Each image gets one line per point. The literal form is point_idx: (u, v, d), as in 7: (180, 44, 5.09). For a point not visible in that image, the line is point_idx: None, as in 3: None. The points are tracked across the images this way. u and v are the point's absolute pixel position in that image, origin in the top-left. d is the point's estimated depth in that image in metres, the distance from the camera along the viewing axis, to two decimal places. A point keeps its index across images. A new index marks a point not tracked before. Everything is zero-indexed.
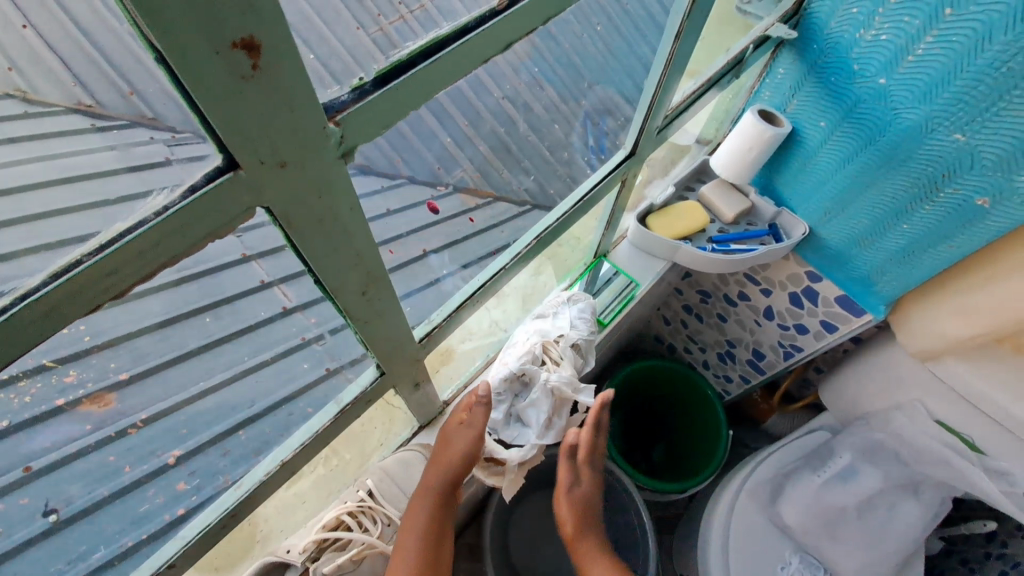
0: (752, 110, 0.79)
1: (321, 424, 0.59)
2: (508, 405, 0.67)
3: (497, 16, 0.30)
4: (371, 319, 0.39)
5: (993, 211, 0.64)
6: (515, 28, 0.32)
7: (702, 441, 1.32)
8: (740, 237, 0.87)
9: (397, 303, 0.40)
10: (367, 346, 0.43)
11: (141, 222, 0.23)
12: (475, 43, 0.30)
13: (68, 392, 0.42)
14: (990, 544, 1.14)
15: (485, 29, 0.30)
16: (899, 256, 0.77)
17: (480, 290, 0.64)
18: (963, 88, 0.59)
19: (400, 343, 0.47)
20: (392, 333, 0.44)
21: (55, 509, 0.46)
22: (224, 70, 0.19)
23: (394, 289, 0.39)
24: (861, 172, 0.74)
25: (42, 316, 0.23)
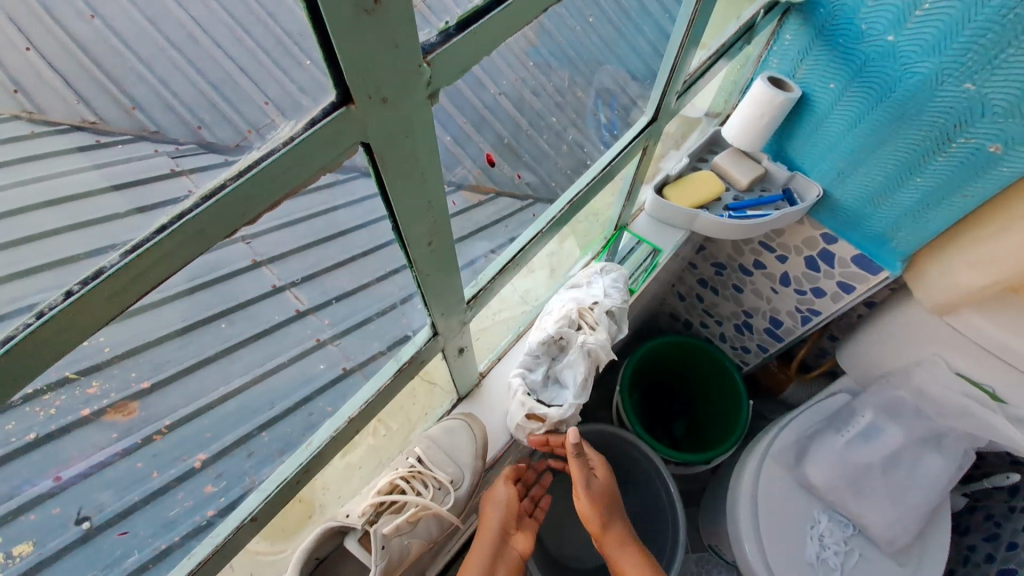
0: (763, 76, 0.82)
1: (389, 373, 0.63)
2: (546, 366, 0.69)
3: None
4: (434, 270, 0.42)
5: (1005, 156, 0.65)
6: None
7: (722, 414, 1.35)
8: (756, 203, 0.89)
9: (453, 257, 0.43)
10: (426, 301, 0.46)
11: (273, 150, 0.26)
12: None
13: (93, 402, 0.42)
14: (1014, 497, 1.16)
15: None
16: (913, 210, 0.79)
17: (514, 258, 0.67)
18: (970, 38, 0.61)
19: (452, 301, 0.50)
20: (446, 289, 0.47)
21: (88, 516, 0.49)
22: (355, 5, 0.22)
23: (453, 241, 0.42)
24: (872, 131, 0.76)
25: (195, 234, 0.27)
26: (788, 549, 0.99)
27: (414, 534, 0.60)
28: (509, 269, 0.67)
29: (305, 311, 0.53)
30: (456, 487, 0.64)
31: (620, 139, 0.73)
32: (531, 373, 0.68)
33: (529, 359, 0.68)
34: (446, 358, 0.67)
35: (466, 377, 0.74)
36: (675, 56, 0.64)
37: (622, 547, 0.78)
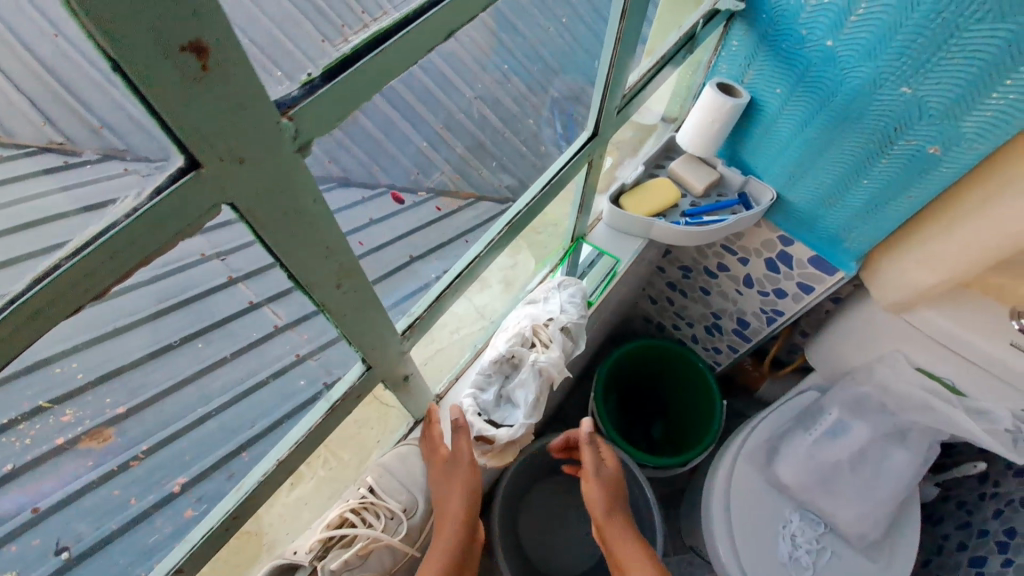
0: (711, 84, 0.82)
1: (319, 415, 0.58)
2: (498, 386, 0.68)
3: (437, 6, 0.33)
4: (349, 311, 0.41)
5: (946, 157, 0.65)
6: (453, 20, 0.35)
7: (698, 415, 1.35)
8: (712, 209, 0.89)
9: (372, 294, 0.43)
10: (351, 339, 0.45)
11: (113, 224, 0.25)
12: (416, 34, 0.32)
13: (68, 430, 0.44)
14: (984, 485, 1.17)
15: (426, 19, 0.32)
16: (863, 210, 0.79)
17: (444, 292, 0.63)
18: (903, 43, 0.61)
19: (383, 336, 0.49)
20: (373, 325, 0.46)
21: (67, 546, 0.48)
22: (177, 72, 0.22)
23: (368, 280, 0.41)
24: (819, 133, 0.76)
25: (31, 318, 0.25)
26: (760, 551, 0.99)
27: (366, 568, 0.59)
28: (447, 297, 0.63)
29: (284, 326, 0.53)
30: (410, 515, 0.64)
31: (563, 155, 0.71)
32: (482, 394, 0.67)
33: (480, 379, 0.67)
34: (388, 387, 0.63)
35: (422, 401, 0.71)
36: (609, 65, 0.61)
37: (622, 531, 0.81)
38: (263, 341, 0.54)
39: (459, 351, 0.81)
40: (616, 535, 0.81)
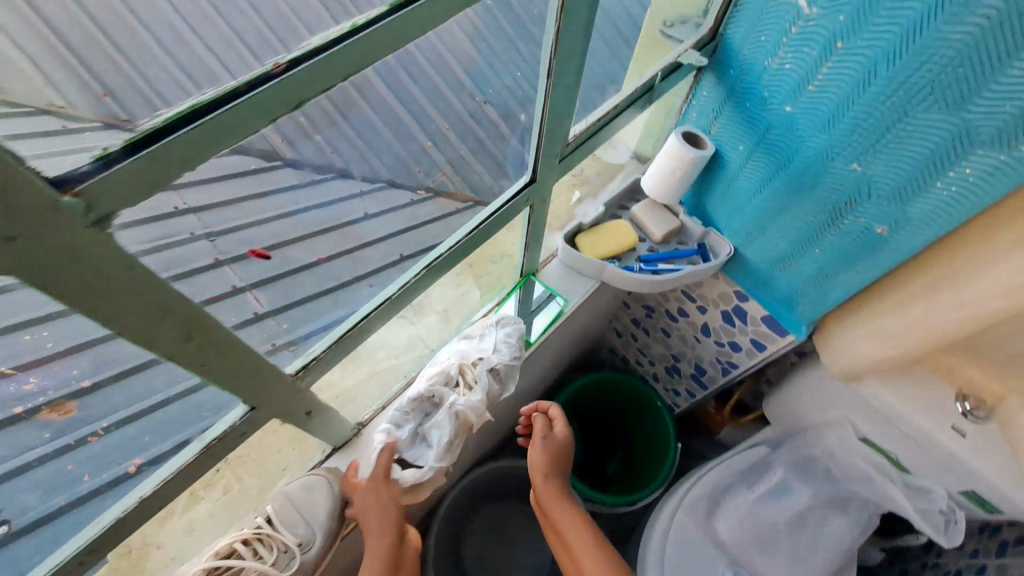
0: (676, 132, 0.80)
1: (185, 459, 0.49)
2: (416, 423, 0.67)
3: (273, 80, 0.31)
4: (211, 362, 0.41)
5: (892, 238, 0.64)
6: (302, 90, 0.33)
7: (650, 455, 1.33)
8: (668, 257, 0.87)
9: (240, 343, 0.42)
10: (223, 387, 0.44)
11: None
12: (258, 100, 0.30)
13: (27, 399, 0.41)
14: (927, 555, 1.16)
15: (268, 86, 0.31)
16: (815, 277, 0.77)
17: (349, 332, 0.59)
18: (854, 121, 0.60)
19: (262, 383, 0.48)
20: (247, 374, 0.45)
21: (6, 520, 0.45)
22: None
23: (233, 334, 0.41)
24: (774, 197, 0.75)
25: None
26: None
27: None
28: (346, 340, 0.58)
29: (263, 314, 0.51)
30: (305, 551, 0.62)
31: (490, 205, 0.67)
32: (397, 430, 0.65)
33: (397, 416, 0.66)
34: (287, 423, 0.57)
35: (342, 428, 0.69)
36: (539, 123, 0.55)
37: (561, 504, 0.76)
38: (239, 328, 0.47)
39: (383, 384, 0.78)
40: (559, 512, 0.75)
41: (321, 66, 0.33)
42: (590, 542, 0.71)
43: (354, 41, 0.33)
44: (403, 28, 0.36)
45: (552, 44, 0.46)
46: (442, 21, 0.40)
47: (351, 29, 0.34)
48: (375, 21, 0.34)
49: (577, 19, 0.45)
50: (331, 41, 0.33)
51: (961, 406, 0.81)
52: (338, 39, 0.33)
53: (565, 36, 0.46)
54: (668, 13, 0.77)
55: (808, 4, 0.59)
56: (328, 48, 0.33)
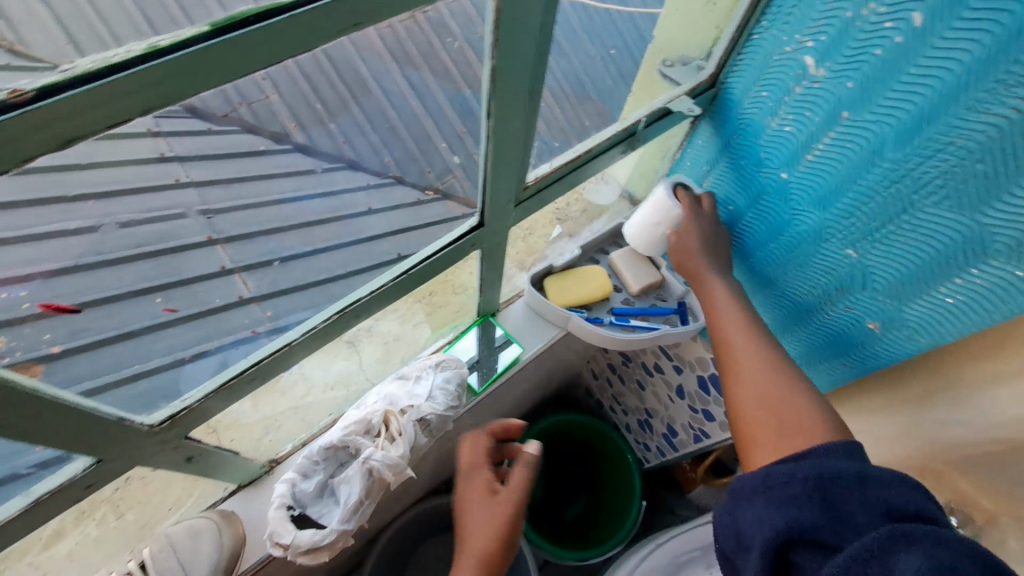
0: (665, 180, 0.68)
1: (11, 513, 0.42)
2: (325, 475, 0.60)
3: (11, 111, 0.23)
4: (9, 420, 0.35)
5: (883, 337, 0.56)
6: (75, 125, 0.25)
7: (611, 511, 1.25)
8: (643, 313, 0.79)
9: (48, 395, 0.36)
10: (32, 442, 0.38)
11: None
12: (12, 129, 0.24)
13: None
14: None
15: (26, 112, 0.24)
16: (796, 361, 0.70)
17: (234, 381, 0.51)
18: (854, 201, 0.52)
19: (94, 432, 0.42)
20: (73, 423, 0.39)
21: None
22: None
23: (30, 391, 0.34)
24: (761, 268, 0.67)
25: None
26: None
27: None
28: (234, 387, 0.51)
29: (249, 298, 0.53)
30: None
31: (433, 242, 0.59)
32: (303, 481, 0.59)
33: (305, 466, 0.59)
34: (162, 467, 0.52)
35: (249, 465, 0.63)
36: (485, 167, 0.49)
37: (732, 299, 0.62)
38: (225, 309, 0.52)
39: (304, 419, 0.71)
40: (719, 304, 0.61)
41: (96, 98, 0.25)
42: (748, 338, 0.58)
43: (147, 70, 0.25)
44: (239, 53, 0.28)
45: (489, 83, 0.40)
46: (312, 45, 0.30)
47: (145, 51, 0.25)
48: (183, 45, 0.26)
49: (516, 58, 0.39)
50: (111, 66, 0.25)
51: None
52: (121, 65, 0.25)
53: (506, 75, 0.40)
54: (668, 51, 0.69)
55: (815, 63, 0.51)
56: (106, 75, 0.25)
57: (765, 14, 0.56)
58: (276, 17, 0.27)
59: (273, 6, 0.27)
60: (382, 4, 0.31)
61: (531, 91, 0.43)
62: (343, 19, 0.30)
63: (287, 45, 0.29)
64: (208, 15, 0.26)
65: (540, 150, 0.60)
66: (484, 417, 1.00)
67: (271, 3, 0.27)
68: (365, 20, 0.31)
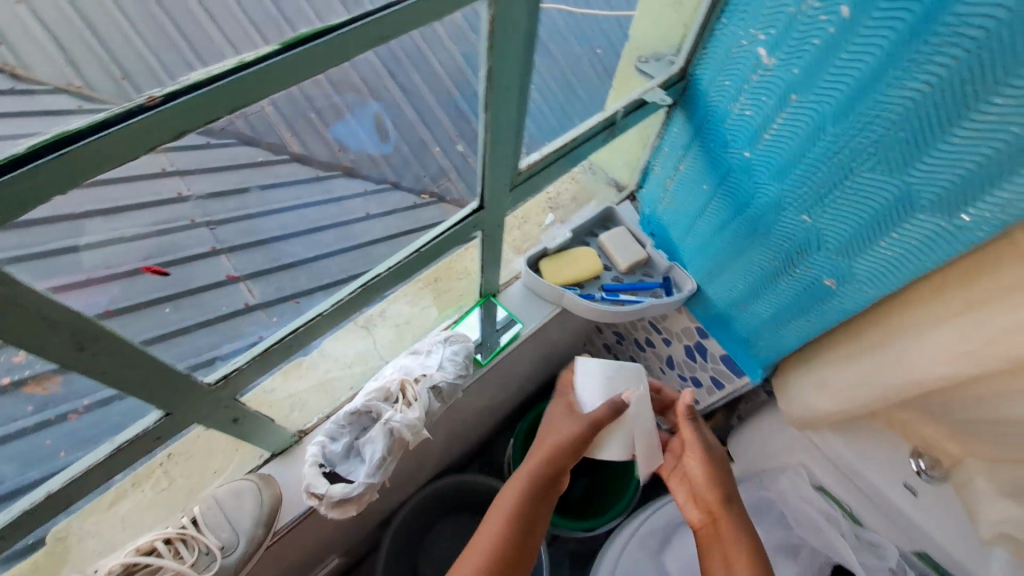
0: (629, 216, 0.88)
1: (95, 459, 0.51)
2: (351, 438, 0.67)
3: (146, 112, 0.31)
4: (109, 367, 0.43)
5: (839, 292, 0.64)
6: (185, 121, 0.32)
7: (611, 485, 1.32)
8: (632, 288, 0.87)
9: (139, 350, 0.44)
10: (122, 391, 0.46)
11: None
12: (145, 125, 0.31)
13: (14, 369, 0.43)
14: None
15: (156, 112, 0.31)
16: (770, 322, 0.77)
17: (273, 347, 0.59)
18: (805, 172, 0.59)
19: (171, 388, 0.50)
20: (156, 377, 0.47)
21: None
22: None
23: (128, 341, 0.43)
24: (733, 239, 0.75)
25: None
26: None
27: None
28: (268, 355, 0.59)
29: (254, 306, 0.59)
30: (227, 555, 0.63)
31: (437, 225, 0.66)
32: (331, 444, 0.66)
33: (333, 429, 0.66)
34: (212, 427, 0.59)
35: (281, 433, 0.70)
36: (483, 156, 0.56)
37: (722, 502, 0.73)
38: (232, 316, 0.57)
39: (327, 395, 0.78)
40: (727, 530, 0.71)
41: (204, 100, 0.32)
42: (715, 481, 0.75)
43: (239, 77, 0.33)
44: (301, 61, 0.35)
45: (485, 83, 0.48)
46: (351, 56, 0.38)
47: (237, 64, 0.32)
48: (263, 59, 0.33)
49: (507, 62, 0.46)
50: (213, 76, 0.32)
51: (916, 464, 0.81)
52: (221, 74, 0.32)
53: (499, 76, 0.47)
54: (645, 48, 0.77)
55: (768, 54, 0.59)
56: (210, 83, 0.32)
57: (724, 12, 0.63)
58: (328, 35, 0.35)
59: (326, 27, 0.35)
60: (404, 24, 0.39)
61: (521, 89, 0.51)
62: (377, 34, 0.37)
63: (334, 56, 0.37)
64: (280, 36, 0.34)
65: (528, 142, 0.68)
66: (490, 396, 1.07)
67: (324, 24, 0.35)
68: (392, 34, 0.39)
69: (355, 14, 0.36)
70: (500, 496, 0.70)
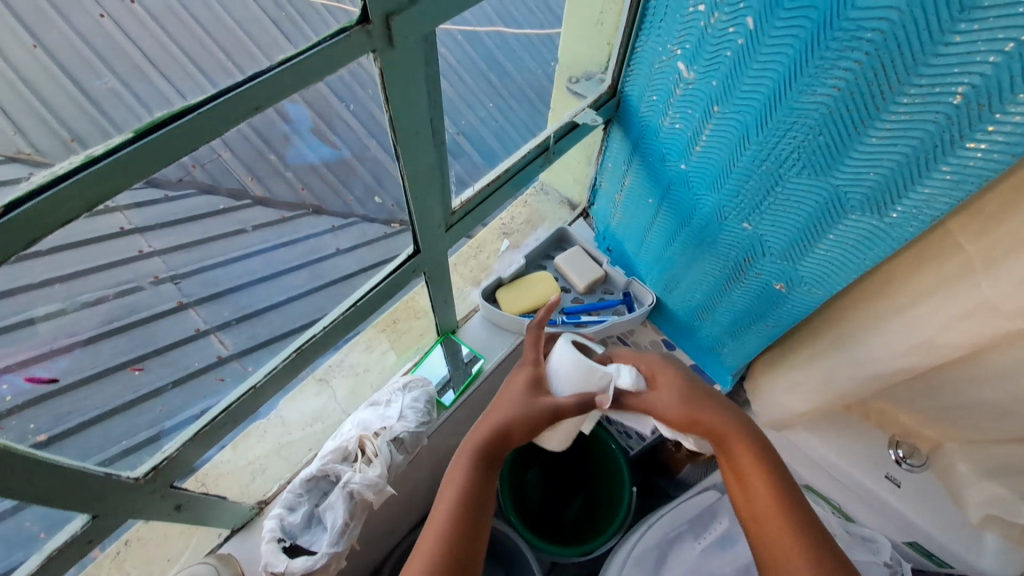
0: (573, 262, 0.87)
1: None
2: (310, 505, 0.64)
3: None
4: (9, 486, 0.39)
5: (790, 295, 0.63)
6: (32, 228, 0.30)
7: (604, 507, 1.27)
8: (592, 308, 0.85)
9: (40, 461, 0.41)
10: (34, 505, 0.43)
11: None
12: None
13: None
14: None
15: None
16: (731, 329, 0.76)
17: (206, 429, 0.55)
18: (737, 180, 0.59)
19: (91, 491, 0.47)
20: (73, 484, 0.44)
21: None
22: None
23: (28, 456, 0.39)
24: (683, 250, 0.74)
25: None
26: None
27: None
28: (207, 436, 0.56)
29: (228, 357, 0.58)
30: None
31: (375, 275, 0.64)
32: (290, 514, 0.62)
33: (290, 499, 0.63)
34: (155, 518, 0.56)
35: (238, 508, 0.67)
36: (408, 202, 0.55)
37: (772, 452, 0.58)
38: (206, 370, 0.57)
39: (287, 459, 0.75)
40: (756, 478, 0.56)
41: (50, 205, 0.30)
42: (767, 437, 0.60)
43: (86, 175, 0.30)
44: (163, 145, 0.32)
45: (392, 134, 0.46)
46: (225, 131, 0.35)
47: (84, 160, 0.30)
48: (113, 150, 0.31)
49: (410, 107, 0.45)
50: (57, 177, 0.30)
51: (895, 452, 0.80)
52: (65, 175, 0.30)
53: (404, 122, 0.46)
54: (573, 69, 0.77)
55: (687, 67, 0.58)
56: (54, 185, 0.30)
57: (642, 29, 0.63)
58: (187, 115, 0.32)
59: (182, 108, 0.32)
60: (287, 89, 0.36)
61: (433, 130, 0.50)
62: (243, 108, 0.35)
63: (203, 136, 0.34)
64: (132, 123, 0.31)
65: (457, 180, 0.65)
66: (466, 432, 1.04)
67: (184, 104, 0.33)
68: (265, 104, 0.36)
69: (215, 89, 0.33)
70: (440, 492, 0.53)
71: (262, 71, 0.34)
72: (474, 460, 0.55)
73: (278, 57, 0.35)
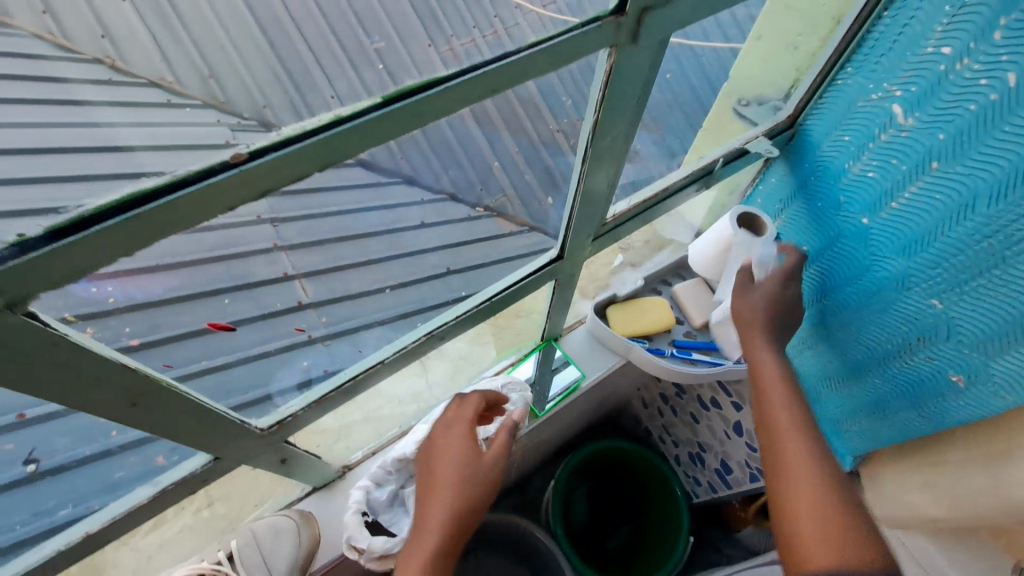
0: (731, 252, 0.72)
1: (141, 497, 0.49)
2: (397, 485, 0.63)
3: (228, 170, 0.27)
4: (161, 417, 0.40)
5: (965, 391, 0.55)
6: (267, 181, 0.29)
7: (655, 548, 1.18)
8: (705, 347, 0.79)
9: (193, 399, 0.41)
10: (173, 437, 0.44)
11: None
12: (227, 184, 0.28)
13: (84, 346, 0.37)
14: None
15: (240, 170, 0.27)
16: (870, 408, 0.68)
17: (330, 394, 0.56)
18: (940, 252, 0.51)
19: (221, 433, 0.47)
20: (209, 424, 0.45)
21: (34, 459, 0.46)
22: None
23: (184, 394, 0.40)
24: (833, 310, 0.66)
25: None
26: None
27: None
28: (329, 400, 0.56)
29: (306, 304, 0.56)
30: None
31: (512, 273, 0.63)
32: (376, 490, 0.62)
33: (380, 474, 0.63)
34: (261, 466, 0.57)
35: (325, 469, 0.67)
36: (571, 207, 0.53)
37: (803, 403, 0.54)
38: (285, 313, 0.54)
39: (375, 429, 0.75)
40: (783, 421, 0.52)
41: (288, 159, 0.29)
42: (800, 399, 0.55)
43: (325, 134, 0.29)
44: (396, 115, 0.31)
45: (590, 136, 0.44)
46: (452, 110, 0.34)
47: (332, 119, 0.29)
48: (358, 114, 0.30)
49: (619, 112, 0.43)
50: (303, 133, 0.29)
51: None
52: (312, 131, 0.29)
53: (606, 127, 0.44)
54: (745, 90, 0.67)
55: (904, 112, 0.51)
56: (297, 138, 0.29)
57: (851, 61, 0.56)
58: (430, 89, 0.31)
59: (422, 81, 0.31)
60: (522, 75, 0.34)
61: (625, 138, 0.47)
62: (483, 88, 0.33)
63: (432, 112, 0.33)
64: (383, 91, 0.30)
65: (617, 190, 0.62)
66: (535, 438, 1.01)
67: (429, 78, 0.31)
68: (502, 88, 0.34)
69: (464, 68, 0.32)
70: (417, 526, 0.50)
71: (511, 51, 0.33)
72: (448, 504, 0.50)
73: (527, 40, 0.33)
